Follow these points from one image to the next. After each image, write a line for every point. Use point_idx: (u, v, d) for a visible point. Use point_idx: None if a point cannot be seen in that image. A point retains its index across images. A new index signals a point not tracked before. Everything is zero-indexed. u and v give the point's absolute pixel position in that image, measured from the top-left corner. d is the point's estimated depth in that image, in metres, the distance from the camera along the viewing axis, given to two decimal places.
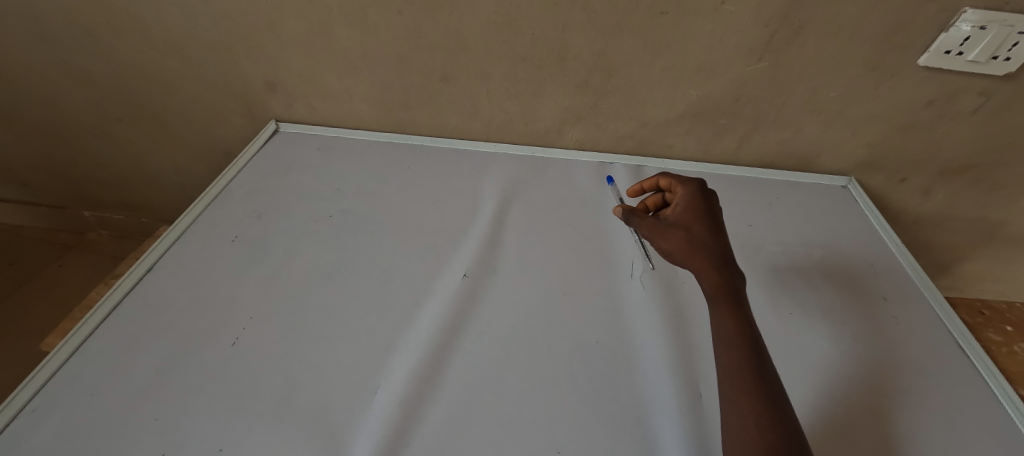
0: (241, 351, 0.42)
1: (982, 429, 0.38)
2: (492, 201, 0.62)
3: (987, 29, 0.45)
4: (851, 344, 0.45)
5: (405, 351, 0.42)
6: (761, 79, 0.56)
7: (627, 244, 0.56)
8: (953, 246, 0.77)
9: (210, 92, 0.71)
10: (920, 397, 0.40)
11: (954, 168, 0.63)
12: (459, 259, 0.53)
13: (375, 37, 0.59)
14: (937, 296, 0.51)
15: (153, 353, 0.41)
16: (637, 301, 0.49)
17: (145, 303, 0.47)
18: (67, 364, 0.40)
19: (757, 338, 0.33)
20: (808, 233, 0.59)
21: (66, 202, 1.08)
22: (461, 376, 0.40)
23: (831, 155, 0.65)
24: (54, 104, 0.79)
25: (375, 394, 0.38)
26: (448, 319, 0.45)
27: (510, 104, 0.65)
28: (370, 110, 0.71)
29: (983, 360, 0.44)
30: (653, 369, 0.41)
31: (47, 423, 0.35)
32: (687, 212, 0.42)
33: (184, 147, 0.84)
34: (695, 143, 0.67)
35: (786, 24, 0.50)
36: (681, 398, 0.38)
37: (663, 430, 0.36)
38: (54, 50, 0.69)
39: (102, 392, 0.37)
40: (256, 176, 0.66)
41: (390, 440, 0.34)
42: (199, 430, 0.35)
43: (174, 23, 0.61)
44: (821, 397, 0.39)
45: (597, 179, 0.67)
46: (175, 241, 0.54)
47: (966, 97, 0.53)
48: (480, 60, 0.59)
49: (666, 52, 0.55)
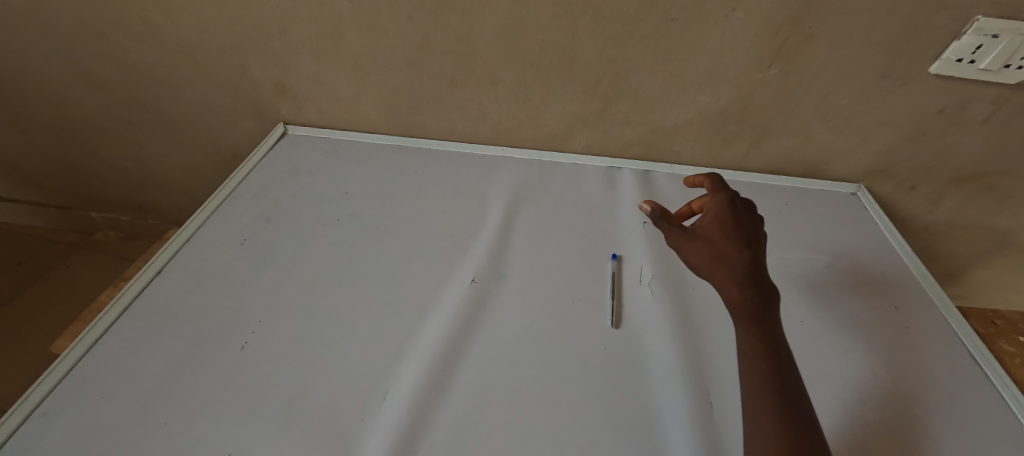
0: (250, 356, 0.42)
1: (1000, 442, 0.37)
2: (500, 206, 0.62)
3: (999, 38, 0.44)
4: (862, 354, 0.45)
5: (414, 358, 0.42)
6: (771, 86, 0.56)
7: (636, 249, 0.56)
8: (961, 254, 0.76)
9: (220, 95, 0.72)
10: (935, 407, 0.40)
11: (963, 177, 0.62)
12: (467, 264, 0.53)
13: (385, 41, 0.59)
14: (948, 306, 0.50)
15: (163, 355, 0.41)
16: (646, 307, 0.49)
17: (154, 305, 0.47)
18: (78, 367, 0.40)
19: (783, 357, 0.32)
20: (817, 240, 0.59)
21: (73, 202, 1.08)
22: (470, 382, 0.40)
23: (840, 163, 0.65)
24: (63, 105, 0.80)
25: (384, 401, 0.38)
26: (455, 324, 0.45)
27: (518, 109, 0.65)
28: (378, 114, 0.71)
29: (995, 369, 0.43)
30: (663, 377, 0.41)
31: (59, 426, 0.35)
32: (714, 224, 0.41)
33: (192, 149, 0.85)
34: (704, 149, 0.67)
35: (796, 31, 0.50)
36: (691, 407, 0.38)
37: (674, 437, 0.36)
38: (67, 53, 0.69)
39: (112, 396, 0.37)
40: (265, 179, 0.66)
41: (399, 449, 0.34)
42: (210, 434, 0.35)
43: (186, 26, 0.62)
44: (834, 408, 0.39)
45: (604, 185, 0.67)
46: (184, 244, 0.55)
47: (977, 105, 0.53)
48: (489, 65, 0.59)
49: (675, 59, 0.55)
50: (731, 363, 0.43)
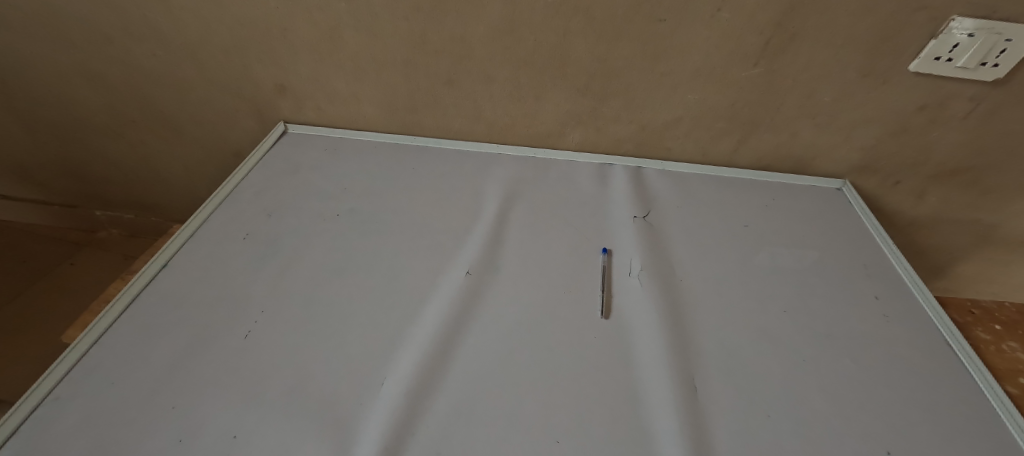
0: (253, 344, 0.43)
1: (971, 422, 0.39)
2: (495, 202, 0.64)
3: (975, 36, 0.46)
4: (842, 342, 0.46)
5: (410, 346, 0.43)
6: (757, 84, 0.58)
7: (626, 242, 0.58)
8: (946, 248, 0.78)
9: (222, 95, 0.74)
10: (910, 391, 0.41)
11: (946, 172, 0.64)
12: (462, 257, 0.55)
13: (383, 41, 0.61)
14: (926, 295, 0.52)
15: (169, 344, 0.43)
16: (634, 298, 0.50)
17: (161, 296, 0.49)
18: (88, 355, 0.42)
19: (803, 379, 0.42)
20: (803, 234, 0.61)
21: (77, 201, 1.10)
22: (464, 369, 0.41)
23: (826, 159, 0.67)
24: (68, 105, 0.81)
25: (381, 387, 0.39)
26: (451, 315, 0.47)
27: (513, 107, 0.67)
28: (376, 113, 0.72)
29: (970, 355, 0.45)
30: (650, 364, 0.42)
31: (72, 409, 0.36)
32: None
33: (193, 147, 0.86)
34: (694, 146, 0.68)
35: (780, 31, 0.51)
36: (676, 391, 0.40)
37: (659, 419, 0.37)
38: (72, 54, 0.71)
39: (122, 382, 0.39)
40: (266, 176, 0.67)
41: (396, 430, 0.36)
42: (215, 418, 0.36)
43: (188, 27, 0.63)
44: (813, 393, 0.41)
45: (597, 181, 0.68)
46: (188, 239, 0.56)
47: (957, 102, 0.54)
48: (484, 65, 0.61)
49: (664, 58, 0.57)
50: (716, 351, 0.45)
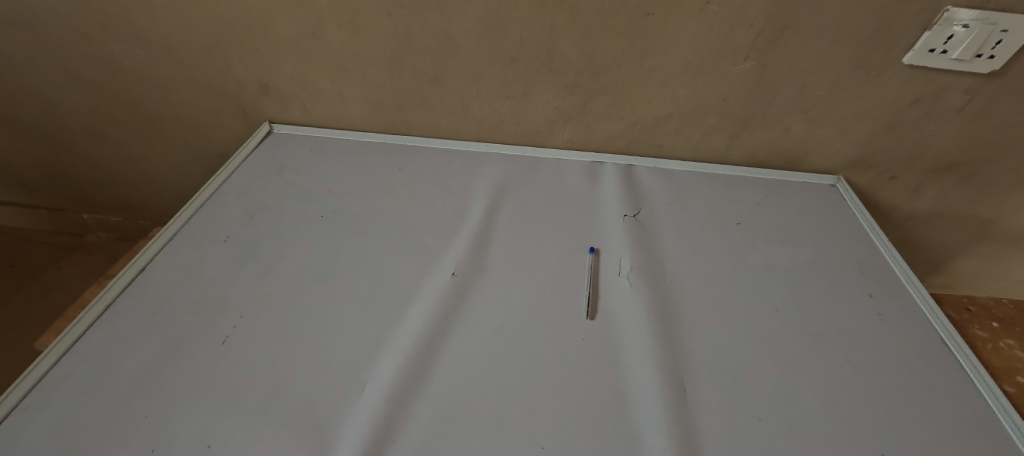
0: (230, 350, 0.42)
1: (968, 423, 0.38)
2: (483, 201, 0.63)
3: (970, 27, 0.45)
4: (835, 341, 0.46)
5: (392, 350, 0.42)
6: (748, 78, 0.57)
7: (616, 242, 0.57)
8: (944, 244, 0.77)
9: (206, 95, 0.72)
10: (905, 391, 0.40)
11: (942, 166, 0.63)
12: (448, 258, 0.54)
13: (366, 39, 0.59)
14: (922, 293, 0.51)
15: (145, 351, 0.42)
16: (623, 298, 0.49)
17: (137, 302, 0.47)
18: (61, 362, 0.40)
19: (796, 382, 0.41)
20: (796, 231, 0.60)
21: (64, 204, 1.09)
22: (448, 373, 0.40)
23: (820, 154, 0.66)
24: (49, 106, 0.80)
25: (362, 392, 0.38)
26: (436, 318, 0.46)
27: (501, 105, 0.66)
28: (362, 112, 0.71)
29: (966, 353, 0.44)
30: (638, 365, 0.41)
31: (40, 420, 0.35)
32: None
33: (179, 148, 0.85)
34: (685, 142, 0.67)
35: (771, 23, 0.50)
36: (665, 394, 0.39)
37: (646, 423, 0.36)
38: (51, 54, 0.70)
39: (94, 390, 0.38)
40: (249, 177, 0.66)
41: (376, 437, 0.34)
42: (188, 428, 0.35)
43: (168, 25, 0.62)
44: (807, 396, 0.39)
45: (587, 179, 0.67)
46: (168, 242, 0.55)
47: (952, 95, 0.53)
48: (470, 61, 0.60)
49: (653, 53, 0.55)
50: (706, 352, 0.43)
